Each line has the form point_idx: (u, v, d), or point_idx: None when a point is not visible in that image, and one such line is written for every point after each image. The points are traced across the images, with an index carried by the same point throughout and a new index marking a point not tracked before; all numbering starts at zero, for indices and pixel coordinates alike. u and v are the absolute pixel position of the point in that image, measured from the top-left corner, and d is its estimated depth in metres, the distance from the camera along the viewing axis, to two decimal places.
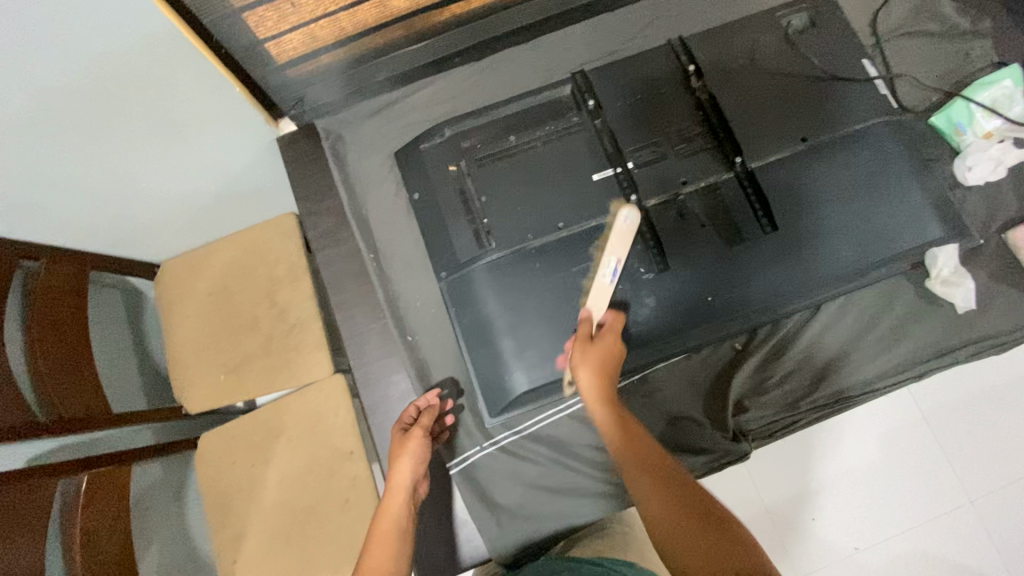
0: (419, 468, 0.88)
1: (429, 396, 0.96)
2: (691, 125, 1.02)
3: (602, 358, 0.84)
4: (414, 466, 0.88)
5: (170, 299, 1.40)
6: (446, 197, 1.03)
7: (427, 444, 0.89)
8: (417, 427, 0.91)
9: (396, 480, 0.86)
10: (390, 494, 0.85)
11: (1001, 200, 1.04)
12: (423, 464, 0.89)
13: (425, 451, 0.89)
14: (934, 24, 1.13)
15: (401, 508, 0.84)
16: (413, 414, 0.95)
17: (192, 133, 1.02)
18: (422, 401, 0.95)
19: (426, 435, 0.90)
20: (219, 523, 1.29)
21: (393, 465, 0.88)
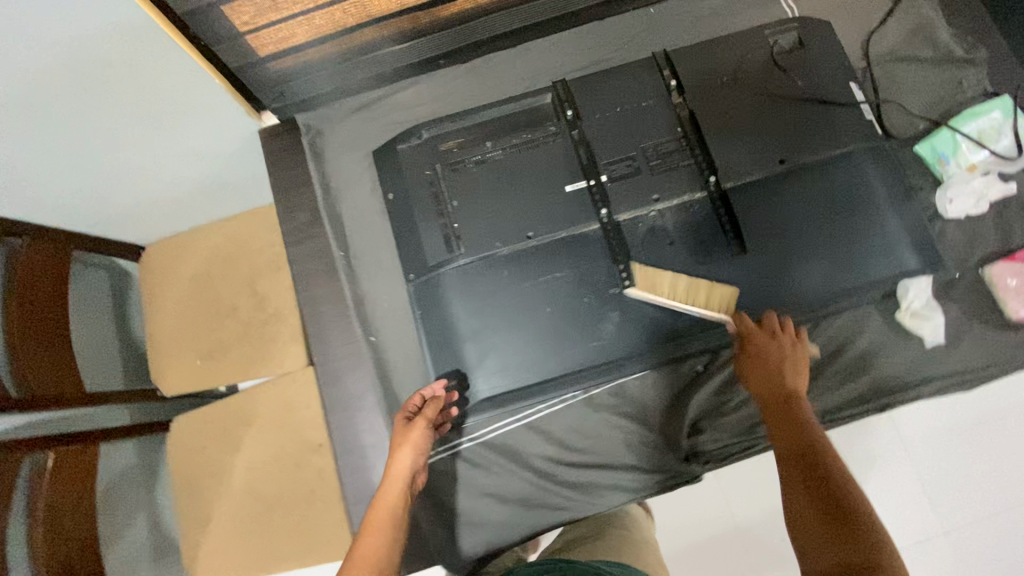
0: (420, 458, 0.83)
1: (434, 387, 0.94)
2: (669, 141, 1.02)
3: (772, 355, 0.86)
4: (416, 457, 0.83)
5: (152, 281, 1.41)
6: (419, 199, 1.03)
7: (429, 436, 0.86)
8: (421, 416, 0.87)
9: (396, 470, 0.81)
10: (388, 483, 0.80)
11: (982, 234, 1.02)
12: (425, 455, 0.85)
13: (427, 443, 0.85)
14: (929, 50, 1.11)
15: (398, 499, 0.78)
16: (417, 403, 0.92)
17: (174, 123, 1.03)
18: (427, 391, 0.92)
19: (430, 426, 0.87)
20: (186, 506, 1.31)
21: (393, 455, 0.83)
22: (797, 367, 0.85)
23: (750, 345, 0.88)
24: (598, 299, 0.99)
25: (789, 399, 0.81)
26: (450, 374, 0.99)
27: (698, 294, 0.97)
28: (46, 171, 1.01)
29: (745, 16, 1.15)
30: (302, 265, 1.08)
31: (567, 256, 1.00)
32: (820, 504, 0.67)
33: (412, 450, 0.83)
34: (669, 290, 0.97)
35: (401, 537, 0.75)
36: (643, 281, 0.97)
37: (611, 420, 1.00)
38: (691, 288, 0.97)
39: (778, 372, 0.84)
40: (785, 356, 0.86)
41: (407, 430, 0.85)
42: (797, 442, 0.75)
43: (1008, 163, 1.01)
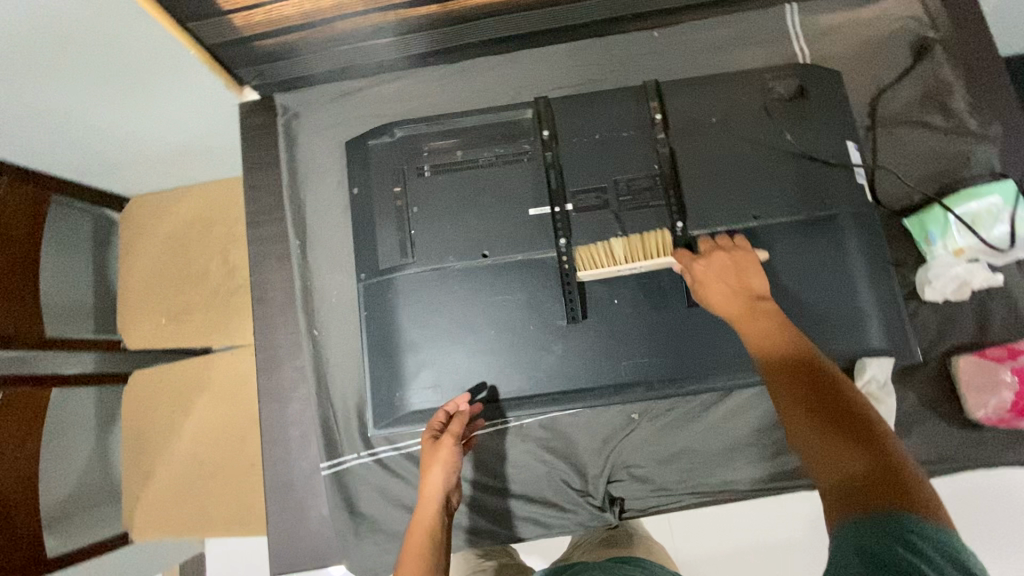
0: (450, 477, 0.83)
1: (457, 401, 0.91)
2: (641, 177, 0.98)
3: (731, 267, 0.85)
4: (446, 476, 0.82)
5: (128, 237, 1.40)
6: (381, 199, 1.01)
7: (457, 453, 0.84)
8: (447, 434, 0.85)
9: (427, 490, 0.81)
10: (421, 507, 0.80)
11: (956, 323, 0.97)
12: (456, 473, 0.84)
13: (455, 461, 0.84)
14: (939, 118, 1.05)
15: (432, 524, 0.78)
16: (443, 419, 0.90)
17: (151, 88, 1.02)
18: (450, 407, 0.90)
19: (456, 443, 0.85)
20: (132, 460, 1.32)
21: (424, 475, 0.83)
22: (753, 276, 0.84)
23: (697, 268, 0.86)
24: (543, 328, 0.96)
25: (753, 307, 0.79)
26: (475, 388, 0.96)
27: (637, 250, 0.94)
28: (21, 120, 1.00)
29: (752, 53, 1.09)
30: (263, 250, 1.10)
31: (519, 280, 0.97)
32: (819, 403, 0.61)
33: (440, 469, 0.82)
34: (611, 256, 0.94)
35: (439, 561, 0.74)
36: (586, 260, 0.95)
37: (537, 452, 1.00)
38: (626, 245, 0.95)
39: (737, 288, 0.82)
40: (737, 270, 0.84)
41: (435, 448, 0.85)
42: (778, 347, 0.71)
43: (998, 253, 0.95)
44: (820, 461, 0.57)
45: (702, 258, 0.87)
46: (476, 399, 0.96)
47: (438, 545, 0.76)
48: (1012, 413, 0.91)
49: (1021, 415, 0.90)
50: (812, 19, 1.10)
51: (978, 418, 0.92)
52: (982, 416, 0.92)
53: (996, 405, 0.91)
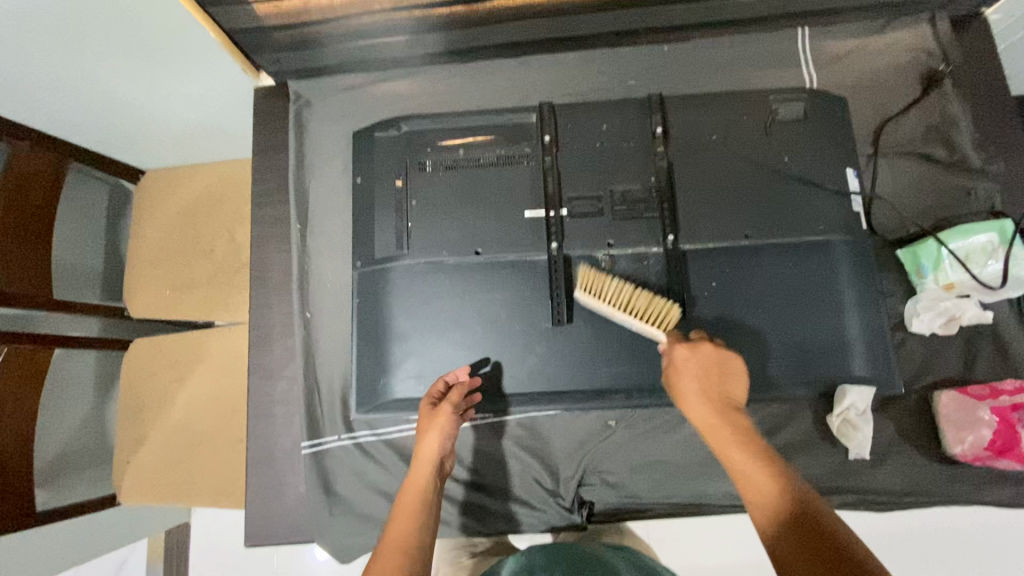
0: (446, 443, 0.88)
1: (457, 372, 0.94)
2: (637, 189, 0.99)
3: (702, 368, 0.78)
4: (442, 440, 0.88)
5: (141, 207, 1.44)
6: (383, 191, 1.04)
7: (454, 421, 0.89)
8: (446, 402, 0.90)
9: (424, 454, 0.87)
10: (418, 467, 0.86)
11: (942, 358, 0.97)
12: (451, 439, 0.90)
13: (452, 427, 0.89)
14: (942, 151, 1.05)
15: (427, 483, 0.84)
16: (442, 389, 0.94)
17: (171, 65, 1.05)
18: (450, 377, 0.94)
19: (454, 412, 0.90)
20: (125, 423, 1.36)
21: (421, 439, 0.88)
22: (727, 370, 0.79)
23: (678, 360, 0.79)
24: (529, 329, 0.97)
25: (727, 410, 0.75)
26: (477, 362, 0.98)
27: (634, 303, 0.93)
28: (46, 87, 1.04)
29: (759, 74, 1.10)
30: (265, 230, 1.14)
31: (509, 279, 0.98)
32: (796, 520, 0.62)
33: (437, 434, 0.87)
34: (615, 297, 0.93)
35: (431, 515, 0.80)
36: (585, 283, 0.94)
37: (513, 450, 1.02)
38: (636, 296, 0.93)
39: (712, 389, 0.77)
40: (719, 369, 0.79)
41: (433, 414, 0.89)
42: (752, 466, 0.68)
43: (989, 290, 0.95)
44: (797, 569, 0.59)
45: (688, 345, 0.80)
46: (479, 372, 0.97)
47: (431, 500, 0.82)
48: (988, 451, 0.89)
49: (998, 455, 0.89)
50: (823, 44, 1.11)
51: (954, 453, 0.92)
52: (959, 452, 0.91)
53: (973, 443, 0.90)
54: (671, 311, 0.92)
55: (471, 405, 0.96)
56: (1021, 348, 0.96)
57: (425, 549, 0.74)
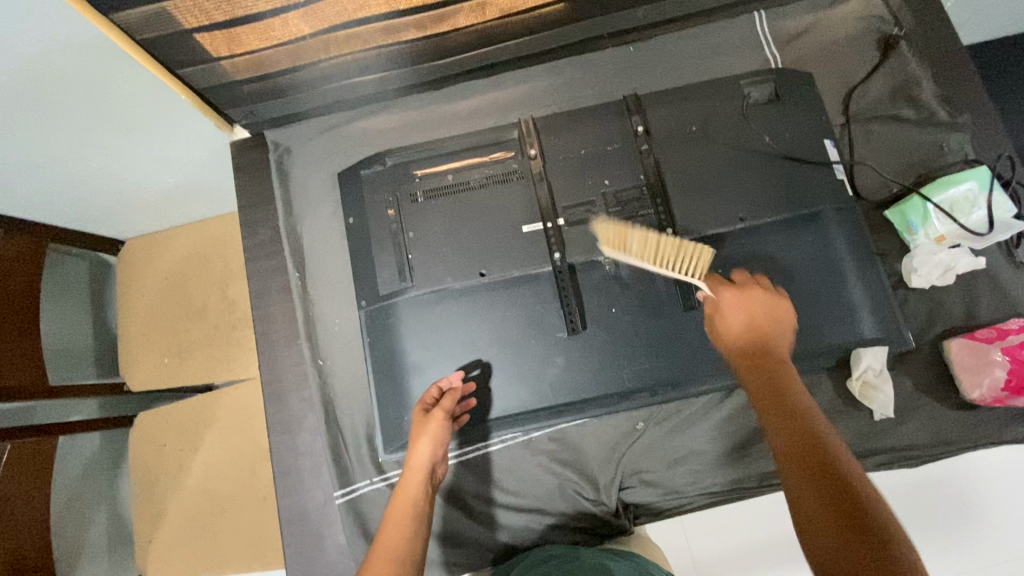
0: (437, 450, 0.90)
1: (451, 378, 0.95)
2: (628, 189, 1.01)
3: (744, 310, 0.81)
4: (434, 448, 0.90)
5: (126, 278, 1.41)
6: (377, 227, 1.03)
7: (446, 428, 0.90)
8: (439, 409, 0.91)
9: (415, 460, 0.89)
10: (409, 472, 0.89)
11: (946, 308, 1.00)
12: (443, 445, 0.92)
13: (444, 433, 0.91)
14: (910, 111, 1.09)
15: (419, 491, 0.88)
16: (435, 394, 0.95)
17: (144, 131, 1.03)
18: (443, 383, 0.95)
19: (446, 418, 0.91)
20: (142, 501, 1.31)
21: (414, 446, 0.91)
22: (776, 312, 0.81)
23: (722, 305, 0.82)
24: (545, 342, 0.97)
25: (773, 372, 0.73)
26: (467, 365, 0.98)
27: (660, 250, 0.92)
28: (17, 174, 1.01)
29: (726, 62, 1.13)
30: (262, 283, 1.12)
31: (518, 296, 0.99)
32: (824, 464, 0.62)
33: (428, 442, 0.90)
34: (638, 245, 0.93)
35: (422, 521, 0.85)
36: (609, 239, 0.95)
37: (547, 464, 1.02)
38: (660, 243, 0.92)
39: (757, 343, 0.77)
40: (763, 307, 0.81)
41: (424, 422, 0.91)
42: (795, 426, 0.66)
43: (978, 237, 0.97)
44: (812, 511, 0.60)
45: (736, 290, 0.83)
46: (469, 377, 0.98)
47: (421, 509, 0.86)
48: (1006, 391, 0.91)
49: (1015, 393, 0.91)
50: (780, 25, 1.14)
51: (973, 398, 0.94)
52: (977, 397, 0.93)
53: (990, 385, 0.92)
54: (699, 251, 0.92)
55: (466, 410, 0.97)
56: (1017, 287, 0.99)
57: (415, 554, 0.81)
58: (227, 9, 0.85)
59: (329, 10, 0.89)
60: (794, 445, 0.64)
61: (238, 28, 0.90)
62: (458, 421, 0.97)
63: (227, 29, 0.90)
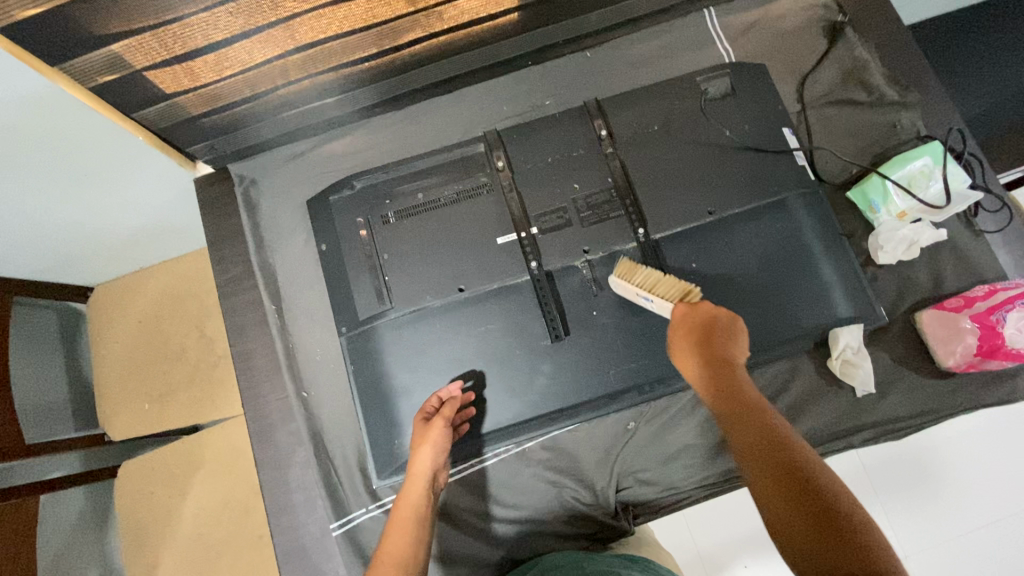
0: (438, 457, 0.90)
1: (450, 387, 0.94)
2: (597, 192, 1.02)
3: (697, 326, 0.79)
4: (435, 456, 0.90)
5: (100, 326, 1.39)
6: (351, 251, 1.02)
7: (446, 436, 0.90)
8: (439, 417, 0.91)
9: (416, 469, 0.90)
10: (411, 481, 0.89)
11: (915, 281, 1.02)
12: (445, 453, 0.92)
13: (445, 442, 0.90)
14: (862, 93, 1.12)
15: (421, 497, 0.88)
16: (435, 403, 0.94)
17: (103, 175, 1.00)
18: (443, 392, 0.94)
19: (447, 427, 0.91)
20: (133, 553, 1.27)
21: (414, 455, 0.91)
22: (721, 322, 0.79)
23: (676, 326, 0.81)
24: (529, 351, 0.98)
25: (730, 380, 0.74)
26: (464, 376, 0.98)
27: (658, 288, 0.88)
28: None
29: (681, 60, 1.15)
30: (237, 319, 1.09)
31: (499, 308, 0.99)
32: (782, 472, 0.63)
33: (430, 450, 0.89)
34: (644, 280, 0.90)
35: (426, 528, 0.87)
36: (619, 268, 0.93)
37: (543, 474, 1.01)
38: (661, 281, 0.88)
39: (715, 359, 0.76)
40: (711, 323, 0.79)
41: (426, 429, 0.91)
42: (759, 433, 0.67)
43: (937, 211, 1.00)
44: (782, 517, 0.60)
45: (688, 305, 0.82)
46: (467, 388, 0.98)
47: (425, 516, 0.88)
48: (978, 356, 0.93)
49: (988, 357, 0.93)
50: (730, 20, 1.17)
51: (948, 365, 0.96)
52: (952, 364, 0.96)
53: (963, 351, 0.94)
54: (687, 292, 0.85)
55: (466, 418, 0.97)
56: (978, 255, 1.03)
57: (419, 557, 0.84)
58: (177, 44, 0.85)
59: (281, 34, 0.90)
60: (758, 453, 0.66)
61: (192, 61, 0.90)
62: (458, 430, 0.97)
63: (179, 64, 0.89)
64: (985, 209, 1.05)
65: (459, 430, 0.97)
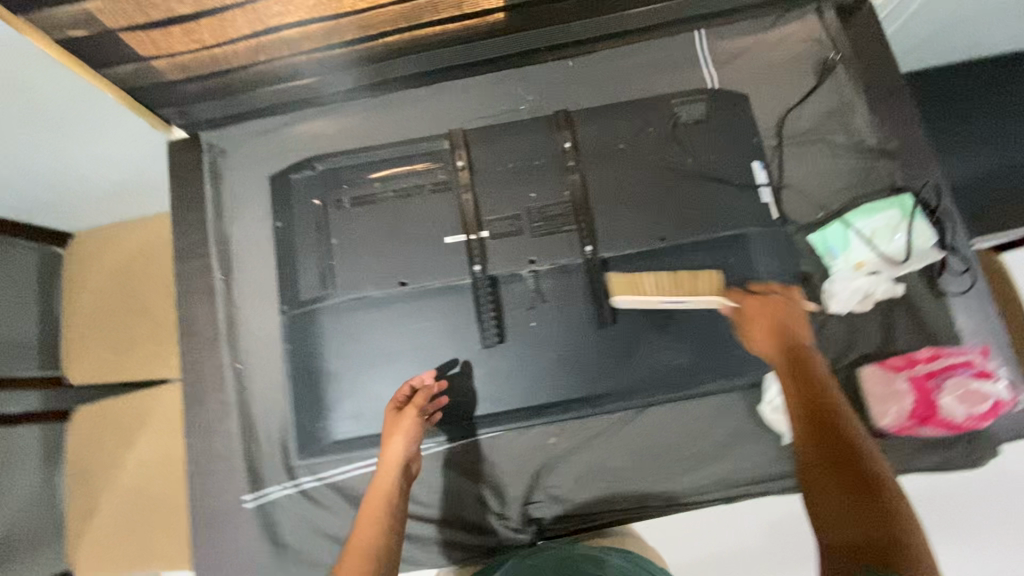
0: (411, 446, 0.90)
1: (422, 376, 0.95)
2: (553, 204, 1.01)
3: (766, 314, 0.88)
4: (407, 445, 0.90)
5: (76, 272, 1.42)
6: (303, 233, 1.04)
7: (418, 425, 0.91)
8: (411, 406, 0.92)
9: (389, 457, 0.89)
10: (382, 472, 0.89)
11: (863, 334, 1.00)
12: (417, 443, 0.91)
13: (418, 430, 0.91)
14: (841, 136, 1.09)
15: (393, 485, 0.87)
16: (407, 391, 0.95)
17: (68, 122, 1.02)
18: (415, 381, 0.94)
19: (419, 416, 0.92)
20: (76, 494, 1.33)
21: (387, 443, 0.91)
22: (794, 317, 0.87)
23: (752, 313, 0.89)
24: (461, 353, 0.99)
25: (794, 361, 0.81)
26: (446, 364, 0.99)
27: (683, 285, 0.95)
28: None
29: (664, 80, 1.13)
30: (184, 284, 1.10)
31: (439, 306, 1.00)
32: (828, 448, 0.70)
33: (401, 439, 0.90)
34: (654, 286, 0.95)
35: (397, 517, 0.86)
36: (625, 286, 0.96)
37: (459, 478, 1.01)
38: (673, 280, 0.96)
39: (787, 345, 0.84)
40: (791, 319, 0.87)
41: (397, 419, 0.92)
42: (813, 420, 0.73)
43: (897, 265, 0.97)
44: (824, 493, 0.67)
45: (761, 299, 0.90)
46: (445, 374, 0.99)
47: (398, 505, 0.86)
48: (911, 420, 0.91)
49: (921, 423, 0.90)
50: (719, 44, 1.14)
51: (883, 427, 0.92)
52: (886, 425, 0.92)
53: (896, 413, 0.91)
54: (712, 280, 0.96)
55: (438, 407, 0.96)
56: (934, 316, 1.00)
57: (391, 550, 0.82)
58: (151, 10, 0.86)
59: (255, 11, 0.90)
60: (814, 440, 0.72)
61: (171, 28, 0.91)
62: (434, 418, 0.97)
63: (155, 30, 0.90)
64: (950, 269, 1.01)
65: (433, 419, 0.97)
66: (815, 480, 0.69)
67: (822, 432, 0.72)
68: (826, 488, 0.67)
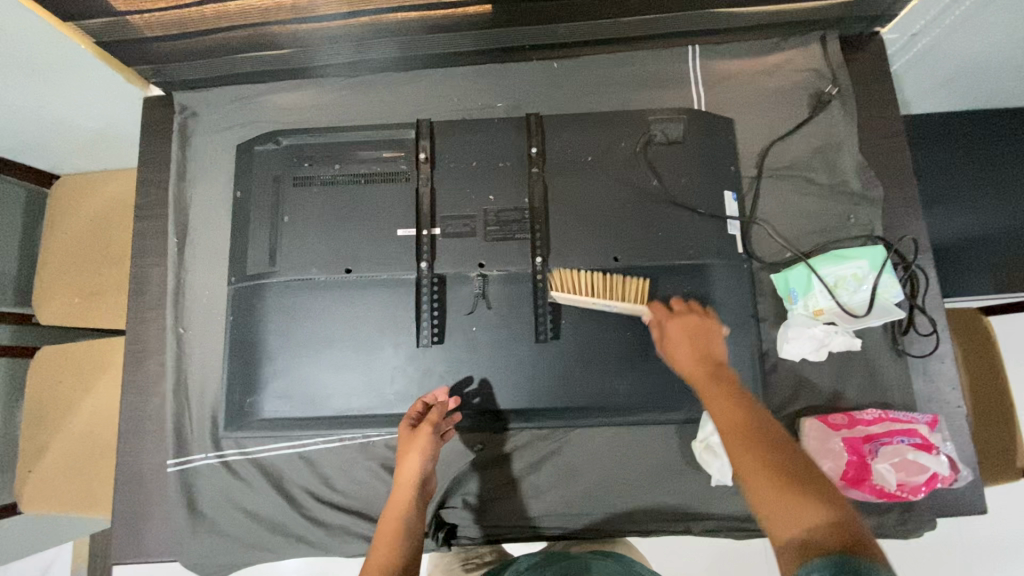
0: (427, 463, 0.84)
1: (437, 392, 0.92)
2: (511, 210, 0.98)
3: (684, 332, 0.82)
4: (424, 462, 0.84)
5: (55, 213, 1.42)
6: (257, 206, 1.02)
7: (434, 441, 0.85)
8: (427, 422, 0.86)
9: (403, 474, 0.83)
10: (397, 490, 0.82)
11: (810, 385, 0.96)
12: (433, 460, 0.85)
13: (433, 448, 0.85)
14: (824, 175, 1.04)
15: (408, 504, 0.80)
16: (421, 410, 0.91)
17: (52, 80, 1.03)
18: (430, 397, 0.91)
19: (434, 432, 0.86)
20: (28, 433, 1.33)
21: (401, 462, 0.84)
22: (706, 329, 0.82)
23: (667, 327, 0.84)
24: (397, 349, 0.97)
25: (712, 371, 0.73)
26: (463, 382, 0.97)
27: (615, 291, 0.92)
28: None
29: (648, 93, 1.09)
30: (146, 243, 1.12)
31: (381, 299, 0.98)
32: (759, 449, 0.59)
33: (417, 455, 0.83)
34: (591, 286, 0.92)
35: (412, 540, 0.77)
36: (562, 281, 0.93)
37: (380, 473, 1.00)
38: (608, 284, 0.93)
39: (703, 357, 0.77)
40: (702, 331, 0.81)
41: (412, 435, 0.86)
42: (734, 417, 0.64)
43: (855, 318, 0.92)
44: (763, 503, 0.55)
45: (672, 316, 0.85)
46: (468, 393, 0.96)
47: (413, 526, 0.78)
48: (843, 482, 0.86)
49: (852, 485, 0.86)
50: (711, 63, 1.10)
51: None
52: None
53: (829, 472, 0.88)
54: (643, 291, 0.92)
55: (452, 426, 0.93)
56: (888, 376, 0.95)
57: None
58: None
59: None
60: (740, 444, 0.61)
61: None
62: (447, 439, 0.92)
63: None
64: (916, 330, 0.97)
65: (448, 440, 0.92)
66: (749, 480, 0.58)
67: (749, 434, 0.62)
68: (760, 492, 0.56)
